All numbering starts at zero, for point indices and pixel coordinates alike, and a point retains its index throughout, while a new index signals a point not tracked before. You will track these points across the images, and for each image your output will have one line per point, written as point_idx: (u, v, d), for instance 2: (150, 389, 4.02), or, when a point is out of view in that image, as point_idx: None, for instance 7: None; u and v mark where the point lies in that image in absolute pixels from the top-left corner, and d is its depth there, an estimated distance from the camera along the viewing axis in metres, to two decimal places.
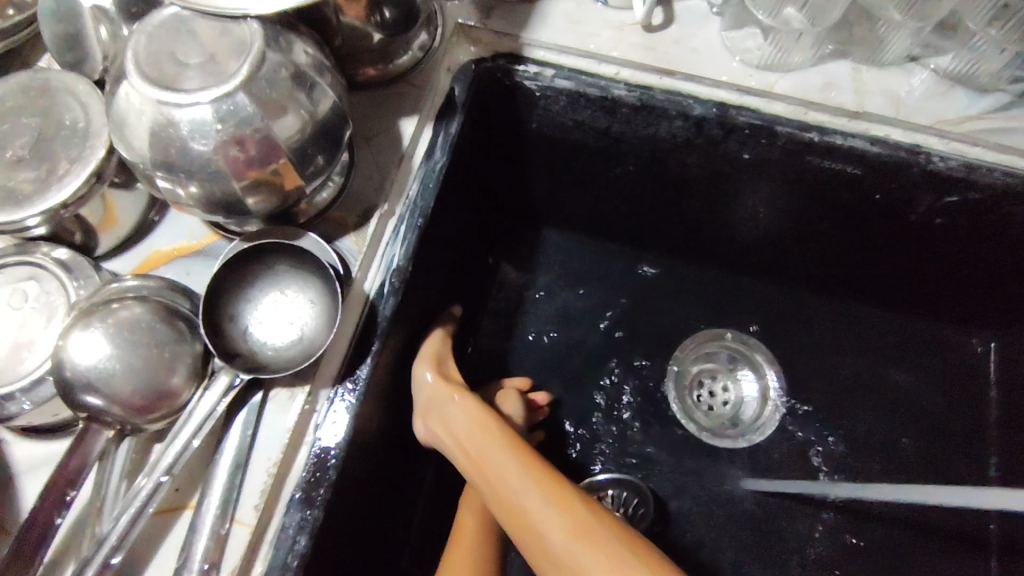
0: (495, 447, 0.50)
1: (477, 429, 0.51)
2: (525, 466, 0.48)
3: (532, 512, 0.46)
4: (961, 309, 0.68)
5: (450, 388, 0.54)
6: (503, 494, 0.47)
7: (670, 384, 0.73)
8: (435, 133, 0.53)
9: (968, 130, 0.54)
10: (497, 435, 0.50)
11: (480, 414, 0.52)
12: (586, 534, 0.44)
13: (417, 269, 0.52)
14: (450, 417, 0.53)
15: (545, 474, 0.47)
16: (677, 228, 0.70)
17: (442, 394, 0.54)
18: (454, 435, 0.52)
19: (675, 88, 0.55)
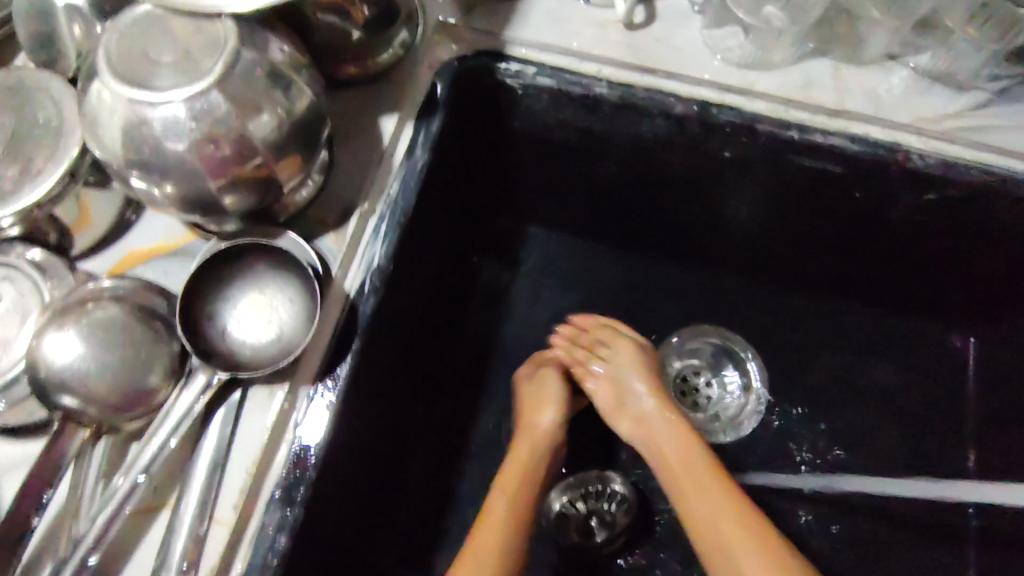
0: (688, 450, 0.55)
1: (681, 444, 0.56)
2: (717, 488, 0.52)
3: (710, 518, 0.50)
4: (941, 304, 0.68)
5: (663, 403, 0.60)
6: (688, 507, 0.52)
7: None
8: (415, 130, 0.53)
9: (946, 128, 0.55)
10: (696, 448, 0.55)
11: (684, 432, 0.57)
12: (758, 546, 0.47)
13: (397, 267, 0.52)
14: (652, 421, 0.59)
15: (729, 489, 0.52)
16: (661, 226, 0.70)
17: (653, 416, 0.59)
18: (657, 444, 0.58)
19: (657, 86, 0.55)
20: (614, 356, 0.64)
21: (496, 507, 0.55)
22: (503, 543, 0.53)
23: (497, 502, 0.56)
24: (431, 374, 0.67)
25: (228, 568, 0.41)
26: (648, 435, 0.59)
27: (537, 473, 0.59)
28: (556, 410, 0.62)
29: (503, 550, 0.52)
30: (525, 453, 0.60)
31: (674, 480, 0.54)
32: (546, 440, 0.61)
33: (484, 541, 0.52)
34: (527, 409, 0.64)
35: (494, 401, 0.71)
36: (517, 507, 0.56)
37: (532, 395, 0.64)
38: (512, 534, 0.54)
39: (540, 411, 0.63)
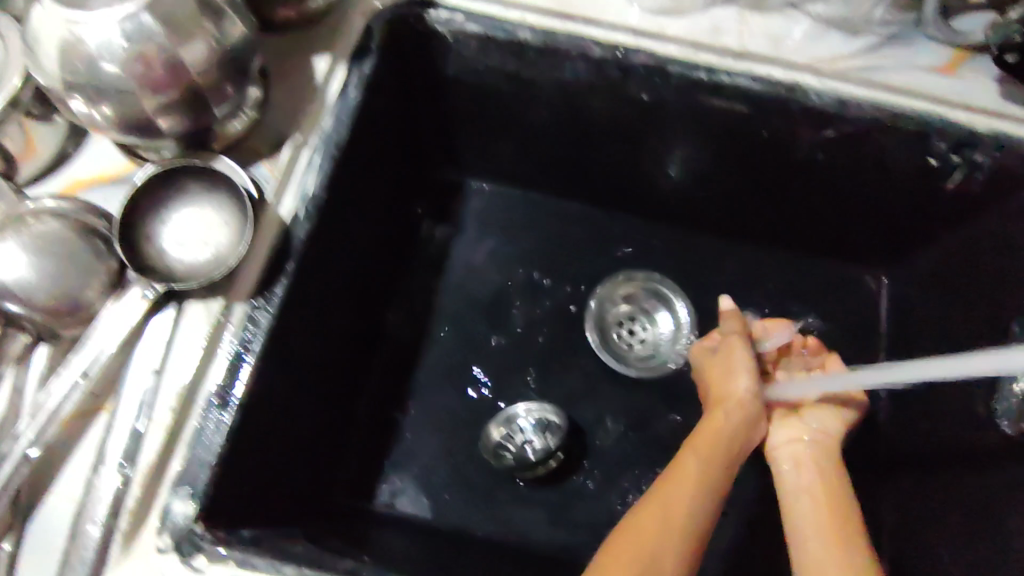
0: (831, 490, 0.56)
1: (819, 481, 0.57)
2: (832, 521, 0.53)
3: (823, 553, 0.51)
4: (855, 241, 0.74)
5: (828, 452, 0.60)
6: (799, 533, 0.53)
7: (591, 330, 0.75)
8: (349, 72, 0.55)
9: (841, 69, 0.59)
10: (840, 505, 0.54)
11: (836, 476, 0.58)
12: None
13: (331, 200, 0.54)
14: (808, 472, 0.58)
15: (852, 541, 0.51)
16: (596, 174, 0.74)
17: (819, 451, 0.59)
18: (796, 482, 0.57)
19: (576, 32, 0.59)
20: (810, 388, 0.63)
21: (693, 464, 0.53)
22: (700, 501, 0.50)
23: (695, 458, 0.53)
24: (375, 316, 0.70)
25: (165, 466, 0.44)
26: (800, 476, 0.58)
27: (734, 446, 0.56)
28: (750, 379, 0.60)
29: (694, 516, 0.49)
30: (733, 422, 0.57)
31: (806, 531, 0.53)
32: (750, 417, 0.58)
33: (685, 490, 0.51)
34: (719, 378, 0.62)
35: (437, 344, 0.74)
36: (720, 470, 0.53)
37: (723, 364, 0.62)
38: (708, 493, 0.51)
39: (738, 376, 0.60)
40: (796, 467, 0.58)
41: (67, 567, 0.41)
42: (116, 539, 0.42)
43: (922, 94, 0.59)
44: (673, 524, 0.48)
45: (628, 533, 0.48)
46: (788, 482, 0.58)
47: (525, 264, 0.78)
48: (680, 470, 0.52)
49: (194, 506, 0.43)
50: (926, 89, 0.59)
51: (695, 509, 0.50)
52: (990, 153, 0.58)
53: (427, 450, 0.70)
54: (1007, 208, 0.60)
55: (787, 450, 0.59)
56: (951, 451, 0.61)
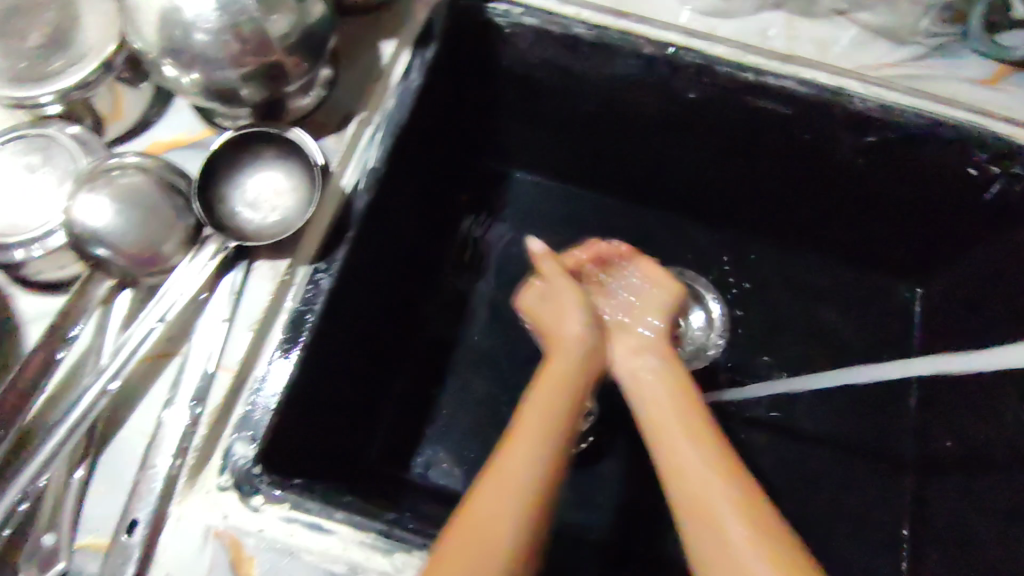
0: (681, 403, 0.51)
1: (665, 398, 0.51)
2: (687, 430, 0.48)
3: (689, 463, 0.45)
4: (888, 250, 0.76)
5: (660, 345, 0.57)
6: (670, 453, 0.46)
7: None
8: (412, 57, 0.59)
9: (886, 75, 0.61)
10: (702, 417, 0.49)
11: (670, 378, 0.53)
12: (746, 499, 0.42)
13: (389, 175, 0.57)
14: (657, 382, 0.53)
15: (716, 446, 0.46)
16: (638, 170, 0.76)
17: (670, 367, 0.55)
18: (644, 396, 0.53)
19: (629, 29, 0.61)
20: (649, 304, 0.61)
21: (534, 415, 0.47)
22: (543, 450, 0.45)
23: (535, 411, 0.48)
24: (418, 294, 0.73)
25: (229, 409, 0.47)
26: (659, 384, 0.53)
27: (570, 390, 0.51)
28: (586, 313, 0.58)
29: (533, 463, 0.44)
30: (566, 358, 0.54)
31: (682, 458, 0.45)
32: (585, 349, 0.55)
33: (515, 458, 0.44)
34: (554, 322, 0.59)
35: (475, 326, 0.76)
36: (558, 418, 0.48)
37: (551, 310, 0.60)
38: (553, 436, 0.46)
39: (573, 316, 0.57)
40: (646, 384, 0.53)
41: (135, 496, 0.44)
42: (182, 473, 0.45)
43: (964, 102, 0.60)
44: (515, 474, 0.43)
45: (465, 514, 0.41)
46: (641, 400, 0.52)
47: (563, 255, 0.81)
48: (521, 425, 0.47)
49: (255, 450, 0.46)
50: (968, 98, 0.61)
51: (530, 454, 0.44)
52: None
53: (459, 426, 0.72)
54: None
55: (626, 365, 0.56)
56: (974, 456, 0.62)
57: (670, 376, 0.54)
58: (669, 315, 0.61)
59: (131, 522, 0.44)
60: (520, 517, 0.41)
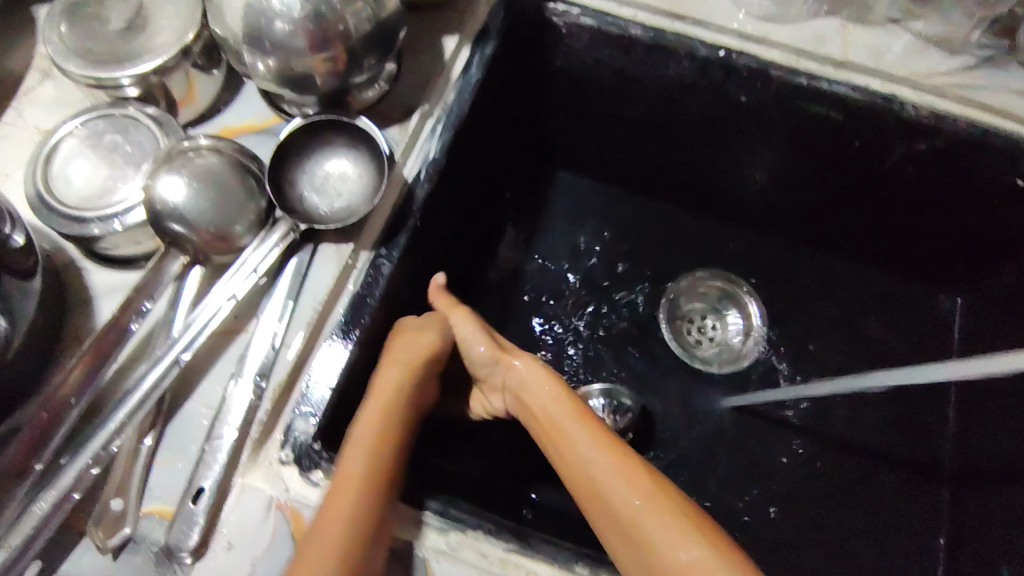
0: (556, 411, 0.48)
1: (551, 402, 0.49)
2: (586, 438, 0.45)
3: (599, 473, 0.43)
4: (931, 262, 0.76)
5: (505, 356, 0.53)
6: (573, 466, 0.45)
7: (665, 326, 0.80)
8: (471, 52, 0.60)
9: (937, 84, 0.62)
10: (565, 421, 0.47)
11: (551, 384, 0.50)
12: (631, 475, 0.42)
13: (447, 166, 0.58)
14: (528, 387, 0.51)
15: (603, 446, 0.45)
16: (682, 172, 0.77)
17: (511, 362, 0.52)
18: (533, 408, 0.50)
19: (684, 32, 0.63)
20: (461, 320, 0.55)
21: (357, 459, 0.42)
22: (364, 494, 0.41)
23: (356, 452, 0.43)
24: (462, 286, 0.74)
25: (292, 385, 0.48)
26: (539, 390, 0.50)
27: (400, 405, 0.48)
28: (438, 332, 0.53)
29: (360, 507, 0.40)
30: (398, 376, 0.49)
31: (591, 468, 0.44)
32: (410, 364, 0.49)
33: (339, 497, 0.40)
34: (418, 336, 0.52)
35: (515, 321, 0.78)
36: (382, 449, 0.44)
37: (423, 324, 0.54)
38: (380, 474, 0.43)
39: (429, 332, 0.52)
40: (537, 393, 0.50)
41: (201, 466, 0.45)
42: (246, 446, 0.46)
43: (1015, 113, 0.61)
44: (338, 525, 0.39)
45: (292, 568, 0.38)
46: (532, 404, 0.50)
47: (603, 255, 0.82)
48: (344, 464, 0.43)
49: (316, 427, 0.47)
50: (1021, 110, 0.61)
51: (343, 501, 0.40)
52: None
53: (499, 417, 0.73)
54: None
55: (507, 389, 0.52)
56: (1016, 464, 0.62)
57: (538, 364, 0.51)
58: (472, 318, 0.55)
59: (198, 490, 0.44)
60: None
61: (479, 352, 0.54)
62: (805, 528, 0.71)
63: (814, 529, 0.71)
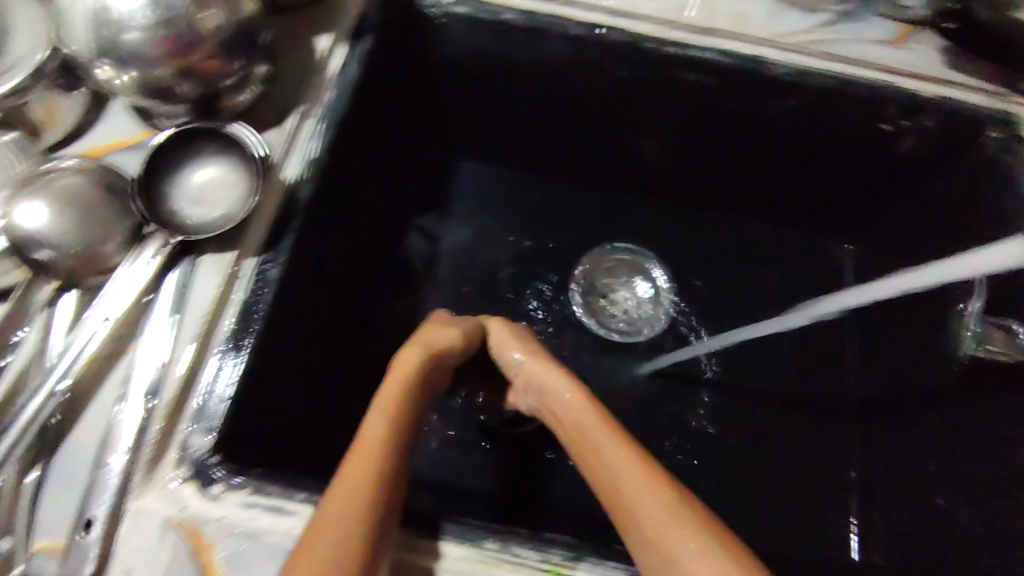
0: (580, 415, 0.46)
1: (577, 404, 0.47)
2: (614, 444, 0.42)
3: (624, 477, 0.40)
4: (816, 213, 0.80)
5: (540, 361, 0.52)
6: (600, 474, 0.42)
7: (577, 303, 0.81)
8: (348, 50, 0.59)
9: (799, 42, 0.64)
10: (597, 423, 0.45)
11: (579, 391, 0.48)
12: (663, 494, 0.38)
13: (332, 166, 0.58)
14: (557, 395, 0.48)
15: (634, 452, 0.42)
16: (578, 151, 0.79)
17: (542, 372, 0.51)
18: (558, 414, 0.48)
19: (556, 12, 0.63)
20: (501, 337, 0.55)
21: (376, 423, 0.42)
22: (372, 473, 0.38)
23: (375, 422, 0.42)
24: (373, 285, 0.74)
25: (184, 401, 0.47)
26: (563, 398, 0.48)
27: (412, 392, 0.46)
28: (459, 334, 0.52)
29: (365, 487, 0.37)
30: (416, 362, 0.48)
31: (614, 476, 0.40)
32: (430, 347, 0.49)
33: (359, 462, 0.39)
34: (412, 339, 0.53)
35: (431, 314, 0.78)
36: (400, 425, 0.43)
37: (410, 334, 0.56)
38: (388, 455, 0.40)
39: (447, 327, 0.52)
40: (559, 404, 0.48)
41: (92, 495, 0.44)
42: (137, 470, 0.45)
43: (874, 64, 0.64)
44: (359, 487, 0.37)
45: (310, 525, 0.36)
46: (558, 412, 0.48)
47: (512, 240, 0.83)
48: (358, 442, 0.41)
49: (212, 441, 0.46)
50: (881, 58, 0.65)
51: (364, 465, 0.39)
52: (938, 117, 0.64)
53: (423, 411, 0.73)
54: (954, 169, 0.67)
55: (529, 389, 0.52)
56: (914, 391, 0.66)
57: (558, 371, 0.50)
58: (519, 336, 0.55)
59: (88, 521, 0.43)
60: (347, 547, 0.34)
61: (517, 360, 0.53)
62: (730, 479, 0.74)
63: (738, 478, 0.74)
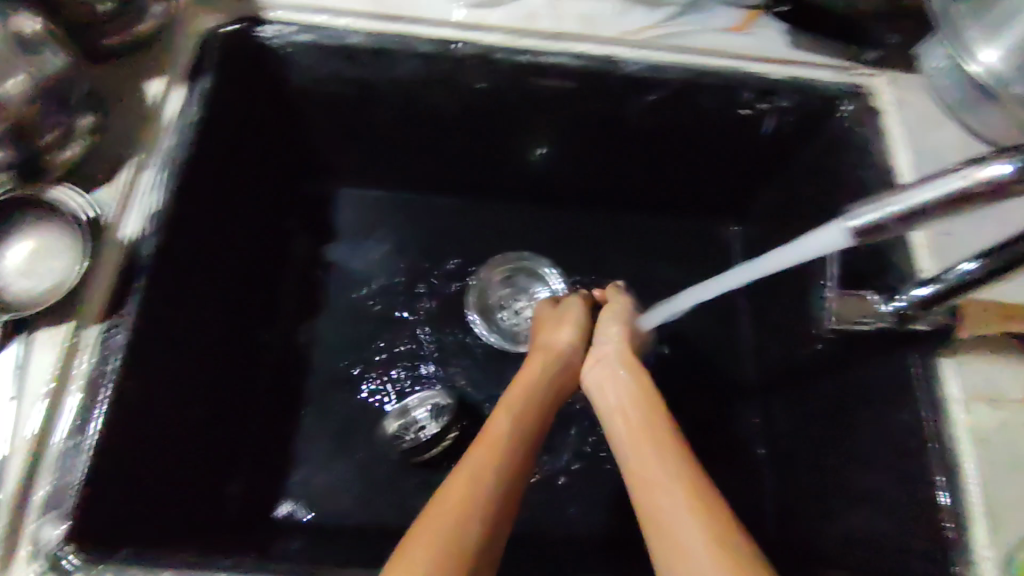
0: (653, 412, 0.54)
1: (637, 396, 0.57)
2: (660, 447, 0.50)
3: (661, 475, 0.47)
4: (699, 200, 0.82)
5: (626, 364, 0.60)
6: (637, 471, 0.49)
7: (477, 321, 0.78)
8: (184, 92, 0.57)
9: (646, 38, 0.65)
10: (653, 423, 0.53)
11: (642, 395, 0.56)
12: (684, 473, 0.47)
13: (181, 216, 0.55)
14: (610, 394, 0.58)
15: (675, 456, 0.49)
16: (459, 165, 0.78)
17: (615, 356, 0.62)
18: (614, 408, 0.56)
19: (403, 31, 0.62)
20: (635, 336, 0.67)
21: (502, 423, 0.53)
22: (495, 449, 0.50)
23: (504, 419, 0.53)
24: (259, 329, 0.71)
25: (28, 493, 0.44)
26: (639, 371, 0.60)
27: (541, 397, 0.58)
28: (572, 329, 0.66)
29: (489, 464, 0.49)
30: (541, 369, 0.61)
31: (650, 472, 0.48)
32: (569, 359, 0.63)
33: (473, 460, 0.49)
34: (546, 328, 0.68)
35: (326, 350, 0.76)
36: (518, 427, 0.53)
37: (552, 321, 0.68)
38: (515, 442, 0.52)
39: (561, 329, 0.66)
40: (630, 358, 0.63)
41: None
42: None
43: (723, 53, 0.66)
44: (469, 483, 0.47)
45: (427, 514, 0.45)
46: (602, 403, 0.58)
47: (406, 261, 0.81)
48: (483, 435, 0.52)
49: (63, 532, 0.43)
50: (728, 47, 0.66)
51: (479, 462, 0.49)
52: (794, 95, 0.66)
53: (326, 452, 0.71)
54: (819, 142, 0.69)
55: (596, 377, 0.61)
56: (817, 359, 0.68)
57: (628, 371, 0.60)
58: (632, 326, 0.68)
59: None
60: (448, 542, 0.43)
61: (603, 343, 0.64)
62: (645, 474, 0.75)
63: None
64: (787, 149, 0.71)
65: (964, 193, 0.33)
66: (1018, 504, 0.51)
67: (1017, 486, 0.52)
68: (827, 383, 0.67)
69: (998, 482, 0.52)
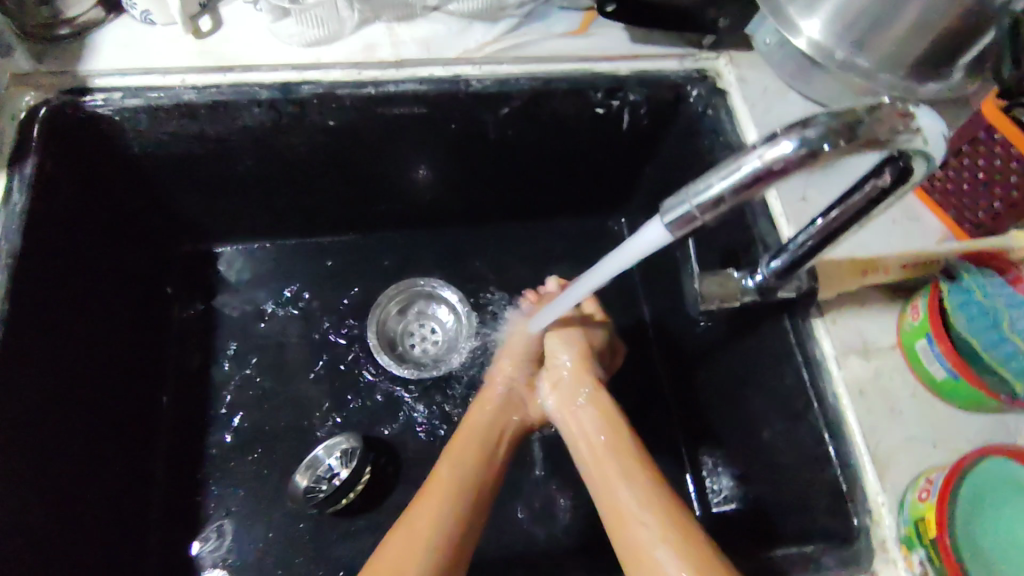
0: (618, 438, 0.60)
1: (600, 422, 0.62)
2: (629, 475, 0.55)
3: (628, 503, 0.53)
4: (582, 199, 0.82)
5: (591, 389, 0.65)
6: (609, 498, 0.55)
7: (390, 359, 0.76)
8: (9, 177, 0.54)
9: (488, 53, 0.66)
10: (622, 450, 0.58)
11: (608, 419, 0.62)
12: (651, 499, 0.53)
13: (20, 311, 0.52)
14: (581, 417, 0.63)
15: (643, 484, 0.54)
16: (334, 204, 0.76)
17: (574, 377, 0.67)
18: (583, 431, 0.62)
19: (240, 81, 0.61)
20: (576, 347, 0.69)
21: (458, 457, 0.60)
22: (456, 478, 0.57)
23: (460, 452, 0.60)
24: (145, 405, 0.68)
25: None
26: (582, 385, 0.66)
27: (493, 435, 0.63)
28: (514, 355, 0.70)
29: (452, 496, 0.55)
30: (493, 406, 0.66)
31: (620, 498, 0.54)
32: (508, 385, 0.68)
33: (435, 490, 0.56)
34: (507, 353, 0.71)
35: (223, 411, 0.72)
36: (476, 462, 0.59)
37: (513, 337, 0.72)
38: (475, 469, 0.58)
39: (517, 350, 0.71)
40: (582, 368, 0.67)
41: None
42: None
43: (566, 56, 0.67)
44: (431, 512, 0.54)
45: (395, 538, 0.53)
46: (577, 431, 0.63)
47: (298, 306, 0.78)
48: (438, 476, 0.58)
49: None
50: (569, 50, 0.67)
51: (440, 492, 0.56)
52: (639, 89, 0.67)
53: (238, 518, 0.68)
54: (679, 124, 0.70)
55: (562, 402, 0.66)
56: (715, 337, 0.68)
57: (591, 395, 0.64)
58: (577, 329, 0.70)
59: None
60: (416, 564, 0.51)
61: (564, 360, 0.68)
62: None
63: (578, 473, 0.75)
64: (650, 138, 0.73)
65: (760, 172, 0.34)
66: (905, 447, 0.54)
67: (901, 430, 0.54)
68: (724, 358, 0.68)
69: (882, 429, 0.54)
